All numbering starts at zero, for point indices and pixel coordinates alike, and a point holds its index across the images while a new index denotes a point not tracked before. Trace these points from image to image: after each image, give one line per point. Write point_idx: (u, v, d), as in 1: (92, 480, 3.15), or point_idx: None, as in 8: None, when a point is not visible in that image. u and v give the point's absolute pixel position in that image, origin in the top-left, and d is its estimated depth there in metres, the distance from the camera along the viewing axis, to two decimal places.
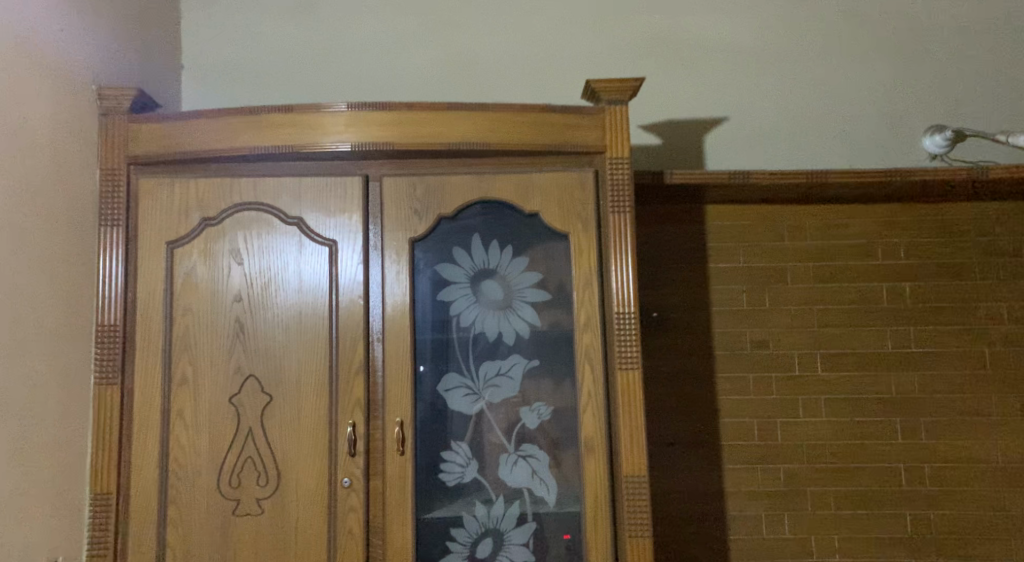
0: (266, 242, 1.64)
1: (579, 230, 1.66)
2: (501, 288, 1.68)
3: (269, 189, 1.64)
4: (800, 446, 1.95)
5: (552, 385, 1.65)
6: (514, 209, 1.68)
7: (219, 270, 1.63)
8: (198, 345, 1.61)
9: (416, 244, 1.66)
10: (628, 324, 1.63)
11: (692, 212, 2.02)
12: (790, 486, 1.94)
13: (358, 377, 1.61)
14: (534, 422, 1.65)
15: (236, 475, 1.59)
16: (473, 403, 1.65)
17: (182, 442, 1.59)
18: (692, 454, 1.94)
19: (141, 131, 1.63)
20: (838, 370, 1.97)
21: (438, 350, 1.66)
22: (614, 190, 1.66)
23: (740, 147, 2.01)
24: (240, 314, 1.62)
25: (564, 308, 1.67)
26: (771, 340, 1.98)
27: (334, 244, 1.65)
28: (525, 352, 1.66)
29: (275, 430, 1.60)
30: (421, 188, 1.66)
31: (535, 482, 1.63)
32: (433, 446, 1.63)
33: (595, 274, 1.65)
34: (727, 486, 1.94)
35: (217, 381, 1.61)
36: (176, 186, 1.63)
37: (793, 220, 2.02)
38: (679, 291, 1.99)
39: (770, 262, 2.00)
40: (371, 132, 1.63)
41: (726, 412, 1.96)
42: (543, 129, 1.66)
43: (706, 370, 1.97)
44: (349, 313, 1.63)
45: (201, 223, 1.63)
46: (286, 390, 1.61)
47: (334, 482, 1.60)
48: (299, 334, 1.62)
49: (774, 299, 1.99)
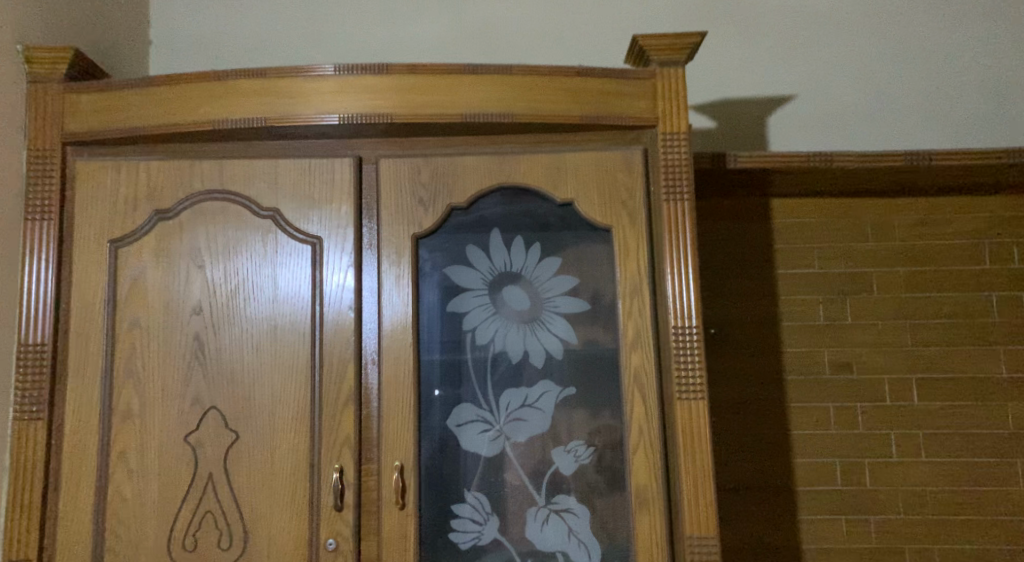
0: (232, 240, 1.31)
1: (625, 224, 1.32)
2: (526, 296, 1.34)
3: (239, 173, 1.32)
4: (895, 493, 1.58)
5: (591, 419, 1.31)
6: (542, 198, 1.34)
7: (175, 274, 1.30)
8: (147, 369, 1.28)
9: (421, 242, 1.33)
10: (689, 341, 1.28)
11: (755, 208, 1.68)
12: (884, 542, 1.57)
13: (347, 409, 1.28)
14: (570, 466, 1.30)
15: (192, 535, 1.25)
16: (492, 441, 1.30)
17: (124, 492, 1.25)
18: (759, 502, 1.58)
19: (80, 102, 1.31)
20: (941, 399, 1.61)
21: (449, 375, 1.31)
22: (668, 172, 1.32)
23: (813, 129, 1.67)
24: (200, 331, 1.29)
25: (605, 322, 1.32)
26: (856, 361, 1.62)
27: (319, 242, 1.32)
28: (557, 377, 1.32)
29: (241, 477, 1.26)
30: (426, 172, 1.34)
31: (572, 544, 1.28)
32: (442, 498, 1.29)
33: (645, 279, 1.31)
34: (805, 542, 1.57)
35: (170, 416, 1.27)
36: (123, 170, 1.31)
37: (878, 216, 1.66)
38: (742, 303, 1.64)
39: (851, 267, 1.65)
40: (363, 100, 1.30)
41: (802, 450, 1.60)
42: (579, 97, 1.33)
43: (775, 400, 1.61)
44: (336, 330, 1.30)
45: (152, 216, 1.31)
46: (256, 426, 1.27)
47: (316, 543, 1.26)
48: (273, 356, 1.29)
49: (857, 312, 1.64)
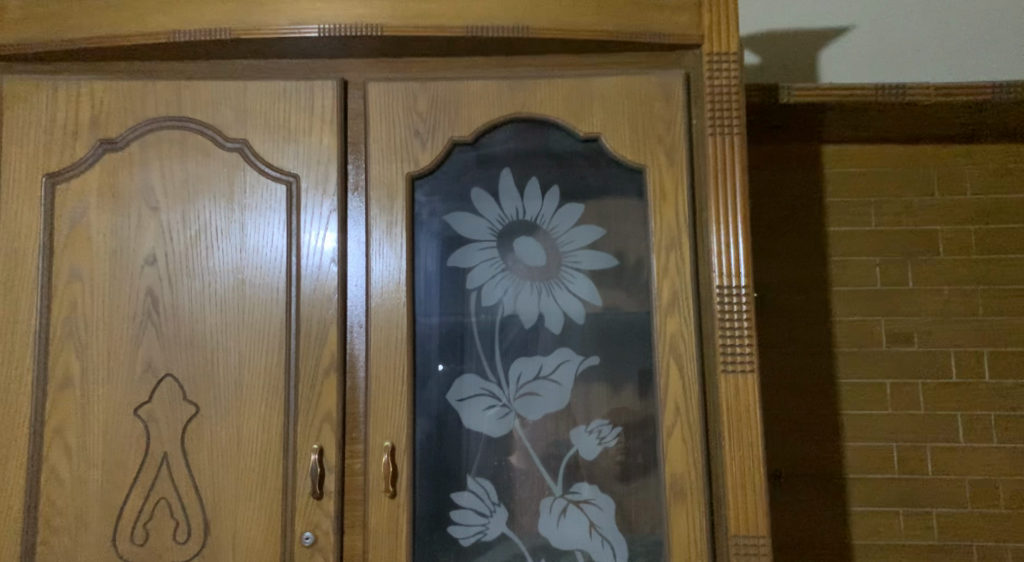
0: (193, 178, 1.10)
1: (661, 163, 1.11)
2: (542, 251, 1.12)
3: (201, 96, 1.11)
4: (961, 483, 1.38)
5: (616, 393, 1.10)
6: (562, 132, 1.13)
7: (123, 217, 1.09)
8: (90, 330, 1.08)
9: (418, 184, 1.12)
10: (737, 303, 1.07)
11: (802, 154, 1.46)
12: (948, 539, 1.37)
13: (329, 380, 1.08)
14: (592, 449, 1.09)
15: (142, 526, 1.05)
16: (500, 420, 1.10)
17: (61, 475, 1.06)
18: (803, 492, 1.38)
19: (8, 9, 1.10)
20: (1015, 376, 1.40)
21: (450, 340, 1.11)
22: (714, 100, 1.09)
23: (872, 65, 1.45)
24: (153, 285, 1.09)
25: (634, 281, 1.11)
26: (918, 332, 1.41)
27: (295, 181, 1.11)
28: (578, 345, 1.11)
29: (202, 458, 1.06)
30: (424, 99, 1.12)
31: (594, 541, 1.08)
32: (440, 486, 1.08)
33: (685, 229, 1.10)
34: (855, 536, 1.37)
35: (118, 385, 1.07)
36: (60, 90, 1.10)
37: (946, 166, 1.44)
38: (787, 264, 1.43)
39: (913, 224, 1.43)
40: (349, 9, 1.09)
41: (854, 432, 1.39)
42: (608, 9, 1.11)
43: (823, 376, 1.41)
44: (316, 288, 1.09)
45: (97, 146, 1.10)
46: (220, 398, 1.07)
47: (290, 537, 1.06)
48: (241, 317, 1.08)
49: (920, 275, 1.42)
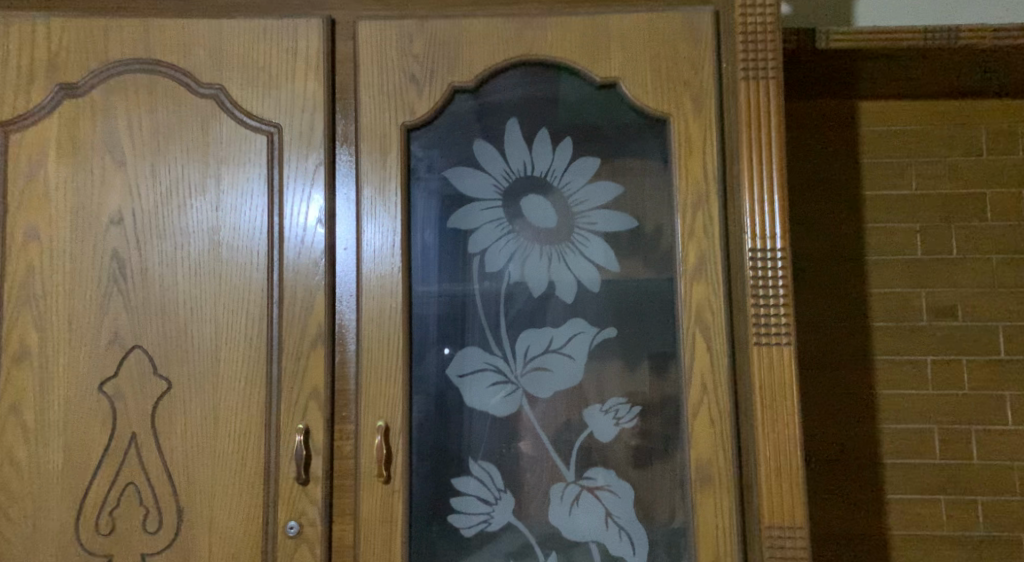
0: (163, 127, 0.98)
1: (687, 112, 0.98)
2: (553, 211, 1.01)
3: (171, 37, 0.99)
4: (1009, 469, 1.26)
5: (635, 369, 0.99)
6: (576, 78, 1.01)
7: (84, 172, 0.98)
8: (49, 296, 0.97)
9: (415, 136, 1.00)
10: (772, 267, 0.95)
11: (836, 110, 1.33)
12: (994, 529, 1.26)
13: (315, 354, 0.97)
14: (608, 431, 0.98)
15: (108, 515, 0.95)
16: (506, 398, 0.99)
17: (18, 458, 0.95)
18: (835, 478, 1.27)
19: None
20: None
21: (450, 310, 1.00)
22: (746, 41, 0.97)
23: (915, 12, 1.32)
24: (119, 247, 0.97)
25: (656, 244, 0.99)
26: (962, 305, 1.29)
27: (278, 133, 0.99)
28: (593, 315, 1.00)
29: (174, 439, 0.95)
30: (420, 40, 1.00)
31: (611, 532, 0.97)
32: (440, 471, 0.98)
33: (713, 184, 0.98)
34: (893, 526, 1.26)
35: (81, 357, 0.96)
36: (14, 30, 0.99)
37: (994, 124, 1.32)
38: (819, 230, 1.31)
39: (958, 187, 1.31)
40: None
41: (891, 413, 1.28)
42: None
43: (857, 353, 1.29)
44: (301, 252, 0.98)
45: (55, 92, 0.98)
46: (194, 372, 0.96)
47: (273, 527, 0.95)
48: (217, 283, 0.97)
49: (965, 243, 1.30)
